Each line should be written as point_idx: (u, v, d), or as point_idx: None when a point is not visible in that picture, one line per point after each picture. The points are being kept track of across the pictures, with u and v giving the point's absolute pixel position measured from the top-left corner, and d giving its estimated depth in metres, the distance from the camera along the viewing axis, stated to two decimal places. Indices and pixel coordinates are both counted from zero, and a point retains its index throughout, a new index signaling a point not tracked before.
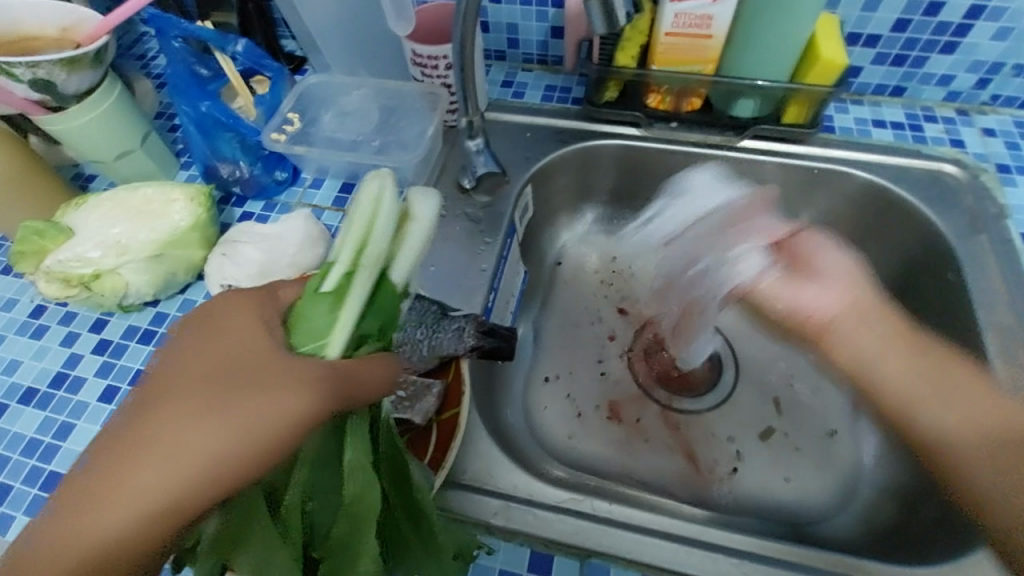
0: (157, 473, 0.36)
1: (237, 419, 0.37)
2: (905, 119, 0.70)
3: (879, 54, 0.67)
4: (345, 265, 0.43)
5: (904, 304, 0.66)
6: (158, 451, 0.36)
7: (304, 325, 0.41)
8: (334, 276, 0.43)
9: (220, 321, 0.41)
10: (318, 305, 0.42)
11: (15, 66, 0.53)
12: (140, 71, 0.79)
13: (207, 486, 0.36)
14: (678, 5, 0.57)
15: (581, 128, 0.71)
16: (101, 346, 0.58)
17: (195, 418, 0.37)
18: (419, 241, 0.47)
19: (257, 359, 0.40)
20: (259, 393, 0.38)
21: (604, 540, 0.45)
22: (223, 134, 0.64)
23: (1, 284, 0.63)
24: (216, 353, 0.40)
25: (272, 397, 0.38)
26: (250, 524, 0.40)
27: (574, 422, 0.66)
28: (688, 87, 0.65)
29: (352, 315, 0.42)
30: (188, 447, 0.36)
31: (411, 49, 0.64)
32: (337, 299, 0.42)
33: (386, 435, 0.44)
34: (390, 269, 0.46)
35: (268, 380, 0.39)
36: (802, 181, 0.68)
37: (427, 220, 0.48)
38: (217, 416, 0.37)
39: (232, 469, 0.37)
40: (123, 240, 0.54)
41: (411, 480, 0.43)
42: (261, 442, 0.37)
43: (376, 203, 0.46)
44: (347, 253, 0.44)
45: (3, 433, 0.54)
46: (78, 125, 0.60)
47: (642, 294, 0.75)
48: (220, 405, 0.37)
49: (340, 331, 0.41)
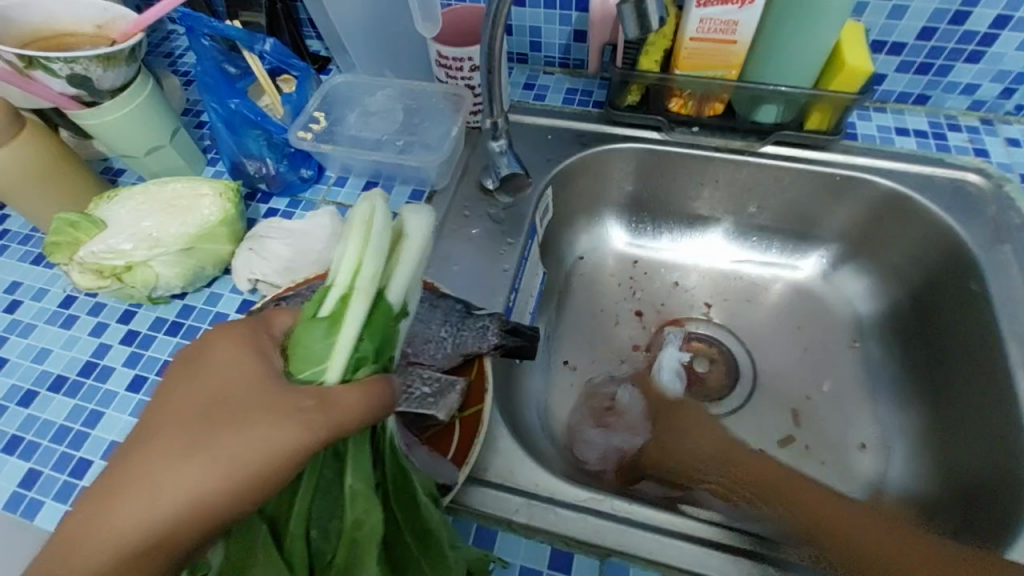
0: (133, 520, 0.31)
1: (225, 454, 0.32)
2: (928, 128, 0.70)
3: (904, 62, 0.67)
4: (341, 288, 0.40)
5: (925, 313, 0.65)
6: (138, 494, 0.31)
7: (301, 352, 0.38)
8: (329, 300, 0.39)
9: (213, 347, 0.37)
10: (313, 331, 0.38)
11: (54, 61, 0.54)
12: (168, 69, 0.81)
13: (194, 531, 0.31)
14: (703, 10, 0.57)
15: (602, 131, 0.72)
16: (129, 337, 0.59)
17: (179, 454, 0.32)
18: (418, 257, 0.44)
19: (249, 386, 0.35)
20: (251, 420, 0.33)
21: (623, 539, 0.46)
22: (250, 131, 0.65)
23: (34, 274, 0.64)
24: (207, 384, 0.35)
25: (265, 426, 0.33)
26: (242, 564, 0.35)
27: (591, 424, 0.66)
28: (711, 93, 0.66)
29: (351, 337, 0.38)
30: (171, 487, 0.31)
31: (436, 51, 0.65)
32: (334, 323, 0.38)
33: (391, 455, 0.41)
34: (386, 289, 0.42)
35: (261, 407, 0.34)
36: (823, 187, 0.69)
37: (421, 237, 0.45)
38: (203, 452, 0.32)
39: (220, 512, 0.32)
40: (155, 233, 0.56)
41: (417, 501, 0.40)
42: (251, 479, 0.32)
43: (367, 221, 0.42)
44: (342, 275, 0.40)
45: (34, 419, 0.55)
46: (112, 120, 0.61)
47: (659, 298, 0.76)
48: (208, 438, 0.33)
49: (339, 356, 0.37)
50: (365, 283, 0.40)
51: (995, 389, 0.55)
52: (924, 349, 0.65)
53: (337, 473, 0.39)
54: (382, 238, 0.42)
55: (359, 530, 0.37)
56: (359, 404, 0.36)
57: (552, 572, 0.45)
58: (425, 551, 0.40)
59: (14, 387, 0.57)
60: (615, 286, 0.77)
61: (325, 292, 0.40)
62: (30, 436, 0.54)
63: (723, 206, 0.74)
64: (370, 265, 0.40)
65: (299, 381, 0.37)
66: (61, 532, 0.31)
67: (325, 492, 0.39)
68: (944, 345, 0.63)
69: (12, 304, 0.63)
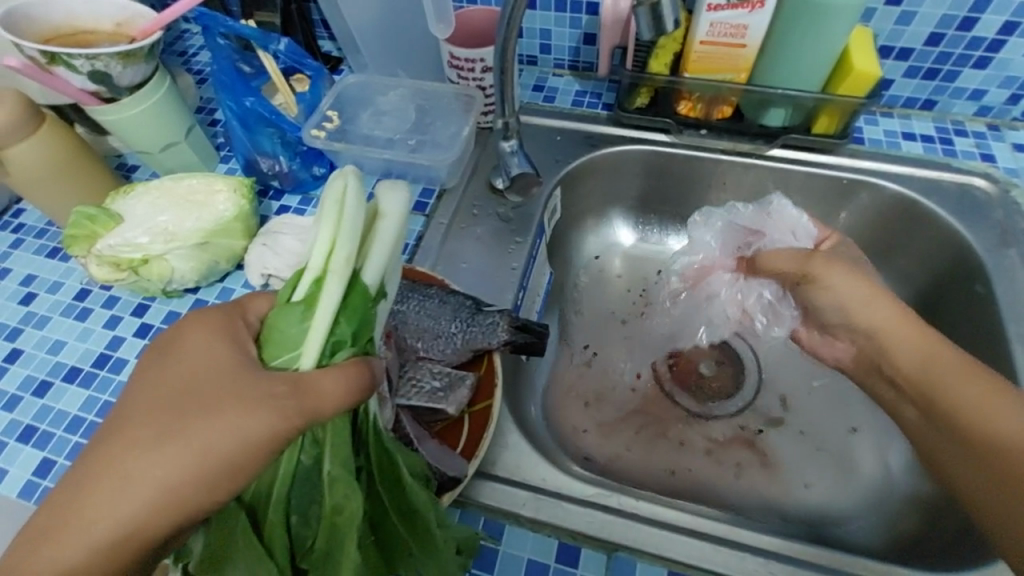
0: (110, 509, 0.32)
1: (194, 446, 0.33)
2: (935, 133, 0.71)
3: (911, 67, 0.68)
4: (314, 270, 0.39)
5: (931, 316, 0.66)
6: (120, 479, 0.32)
7: (276, 338, 0.38)
8: (303, 285, 0.39)
9: (178, 338, 0.37)
10: (288, 316, 0.38)
11: (76, 57, 0.56)
12: (182, 67, 0.82)
13: (172, 517, 0.33)
14: (714, 14, 0.58)
15: (611, 133, 0.73)
16: (143, 330, 0.60)
17: (148, 446, 0.33)
18: (394, 236, 0.42)
19: (216, 376, 0.35)
20: (221, 412, 0.34)
21: (630, 533, 0.46)
22: (264, 129, 0.66)
23: (49, 267, 0.65)
24: (176, 375, 0.35)
25: (234, 417, 0.34)
26: (222, 552, 0.36)
27: (596, 422, 0.67)
28: (720, 95, 0.66)
29: (325, 322, 0.37)
30: (144, 478, 0.32)
31: (449, 52, 0.66)
32: (307, 308, 0.38)
33: (372, 439, 0.41)
34: (361, 270, 0.41)
35: (231, 397, 0.34)
36: (830, 190, 0.69)
37: (398, 216, 0.43)
38: (173, 443, 0.33)
39: (194, 498, 0.33)
40: (171, 227, 0.56)
41: (402, 485, 0.40)
42: (223, 469, 0.33)
43: (340, 199, 0.41)
44: (315, 257, 0.39)
45: (48, 409, 0.56)
46: (129, 116, 0.62)
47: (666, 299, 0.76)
48: (178, 430, 0.33)
49: (313, 340, 0.37)
50: (339, 265, 0.39)
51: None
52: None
53: (316, 459, 0.39)
54: (356, 216, 0.40)
55: (338, 515, 0.37)
56: (336, 391, 0.36)
57: (558, 566, 0.45)
58: (411, 530, 0.41)
59: (29, 377, 0.58)
60: (622, 287, 0.77)
61: (300, 276, 0.40)
62: (45, 425, 0.55)
63: (730, 208, 0.75)
64: (344, 246, 0.39)
65: (273, 368, 0.37)
66: (44, 516, 0.33)
67: (304, 478, 0.39)
68: None
69: (28, 296, 0.64)
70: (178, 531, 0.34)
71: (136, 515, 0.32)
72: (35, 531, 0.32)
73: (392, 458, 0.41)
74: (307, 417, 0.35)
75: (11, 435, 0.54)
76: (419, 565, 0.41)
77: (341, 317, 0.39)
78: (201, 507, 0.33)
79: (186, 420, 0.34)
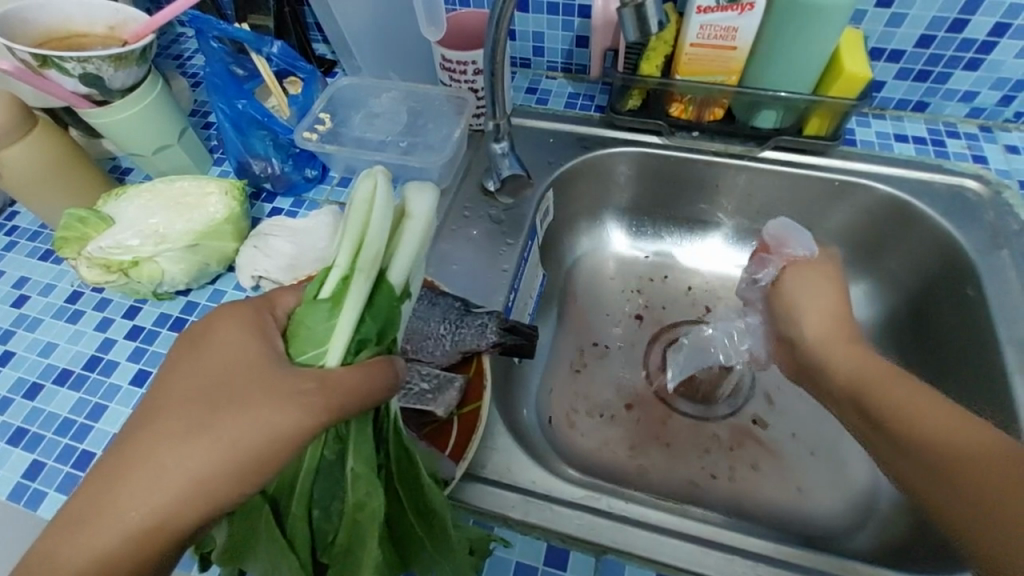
0: (138, 503, 0.32)
1: (224, 439, 0.33)
2: (927, 135, 0.71)
3: (903, 69, 0.68)
4: (343, 268, 0.40)
5: (923, 318, 0.66)
6: (148, 472, 0.32)
7: (304, 333, 0.38)
8: (331, 282, 0.39)
9: (208, 333, 0.37)
10: (316, 312, 0.38)
11: (67, 60, 0.56)
12: (176, 70, 0.82)
13: (198, 513, 0.33)
14: (703, 16, 0.58)
15: (602, 135, 0.73)
16: (134, 332, 0.60)
17: (179, 439, 0.33)
18: (421, 239, 0.43)
19: (245, 370, 0.36)
20: (250, 404, 0.34)
21: (619, 537, 0.46)
22: (256, 131, 0.67)
23: (41, 270, 0.66)
24: (207, 370, 0.36)
25: (263, 409, 0.34)
26: (249, 538, 0.37)
27: (589, 425, 0.66)
28: (711, 97, 0.66)
29: (352, 319, 0.38)
30: (175, 472, 0.33)
31: (440, 54, 0.66)
32: (336, 305, 0.38)
33: (394, 436, 0.42)
34: (388, 270, 0.42)
35: (260, 390, 0.35)
36: (823, 192, 0.69)
37: (425, 218, 0.44)
38: (206, 436, 0.33)
39: (218, 494, 0.33)
40: (162, 229, 0.57)
41: (420, 482, 0.41)
42: (247, 463, 0.33)
43: (372, 199, 0.41)
44: (344, 255, 0.40)
45: (38, 411, 0.56)
46: (122, 119, 0.62)
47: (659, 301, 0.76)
48: (205, 424, 0.34)
49: (339, 337, 0.38)
50: (366, 264, 0.39)
51: (993, 393, 0.55)
52: (923, 354, 0.65)
53: (339, 454, 0.40)
54: (385, 217, 0.41)
55: (360, 511, 0.38)
56: (361, 384, 0.36)
57: (547, 569, 0.45)
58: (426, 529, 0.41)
59: (20, 380, 0.58)
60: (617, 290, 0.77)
61: (327, 273, 0.40)
62: (34, 428, 0.55)
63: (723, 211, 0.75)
64: (372, 247, 0.40)
65: (300, 363, 0.38)
66: (71, 508, 0.33)
67: (327, 473, 0.39)
68: (942, 350, 0.63)
69: (20, 298, 0.64)
70: (203, 528, 0.34)
71: (166, 508, 0.32)
72: (62, 525, 0.32)
73: (412, 456, 0.41)
74: (336, 413, 0.35)
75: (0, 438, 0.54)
76: (431, 564, 0.41)
77: (366, 316, 0.40)
78: (222, 504, 0.33)
79: (214, 416, 0.34)
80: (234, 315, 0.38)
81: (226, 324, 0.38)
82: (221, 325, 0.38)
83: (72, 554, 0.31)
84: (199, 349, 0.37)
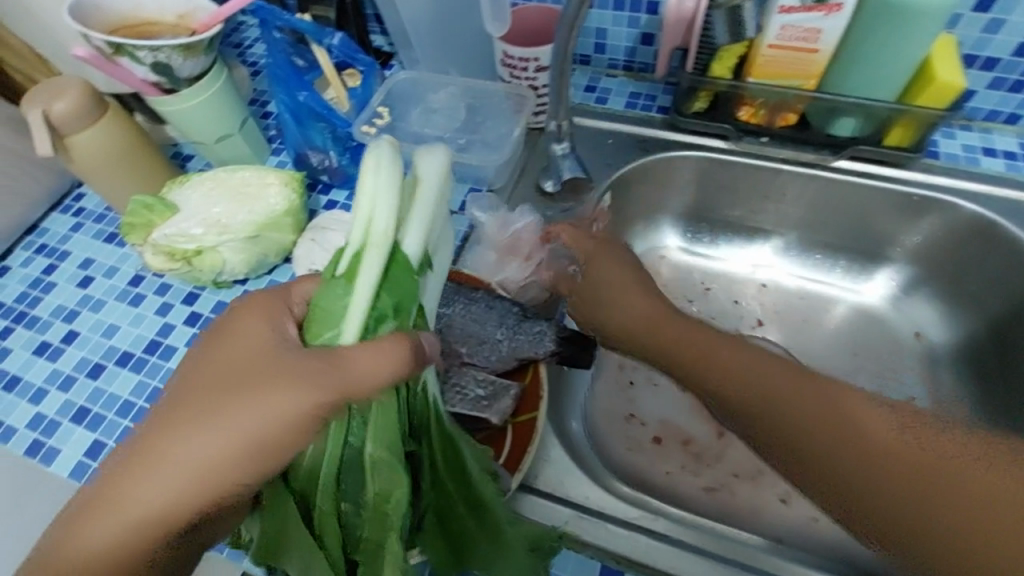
0: (150, 494, 0.32)
1: (242, 428, 0.33)
2: (1018, 149, 0.66)
3: (996, 79, 0.63)
4: (353, 243, 0.36)
5: (1004, 346, 0.61)
6: (160, 462, 0.33)
7: (318, 315, 0.36)
8: (342, 259, 0.36)
9: (226, 324, 0.37)
10: (331, 291, 0.36)
11: (139, 48, 0.57)
12: (237, 58, 0.83)
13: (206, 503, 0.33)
14: (786, 16, 0.55)
15: (663, 137, 0.70)
16: (192, 319, 0.61)
17: (193, 430, 0.33)
18: (433, 204, 0.40)
19: (253, 362, 0.35)
20: (268, 395, 0.33)
21: (674, 562, 0.44)
22: (315, 123, 0.66)
23: (106, 252, 0.67)
24: (221, 360, 0.35)
25: (283, 399, 0.33)
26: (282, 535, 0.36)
27: (637, 437, 0.65)
28: (785, 103, 0.63)
29: (366, 296, 0.35)
30: (196, 463, 0.33)
31: (502, 50, 0.65)
32: (349, 282, 0.36)
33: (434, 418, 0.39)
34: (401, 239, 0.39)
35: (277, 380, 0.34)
36: (900, 207, 0.65)
37: (436, 181, 0.40)
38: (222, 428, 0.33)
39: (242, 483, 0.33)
40: (224, 219, 0.57)
41: (468, 475, 0.39)
42: (258, 452, 0.33)
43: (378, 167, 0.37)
44: (354, 229, 0.37)
45: (101, 391, 0.57)
46: (188, 107, 0.63)
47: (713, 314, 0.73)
48: (215, 414, 0.33)
49: (353, 316, 0.35)
50: (378, 239, 0.36)
51: None
52: (1003, 386, 0.61)
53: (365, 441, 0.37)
54: (395, 186, 0.37)
55: (388, 504, 0.36)
56: (369, 368, 0.33)
57: None
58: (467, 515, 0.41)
59: (84, 359, 0.60)
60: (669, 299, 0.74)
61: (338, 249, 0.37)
62: (96, 408, 0.56)
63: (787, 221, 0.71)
64: (382, 216, 0.36)
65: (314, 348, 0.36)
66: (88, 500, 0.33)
67: (349, 466, 0.36)
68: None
69: (85, 279, 0.65)
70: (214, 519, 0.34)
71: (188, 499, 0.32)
72: (77, 515, 0.33)
73: (454, 444, 0.39)
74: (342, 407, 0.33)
75: (66, 415, 0.56)
76: (489, 561, 0.41)
77: (382, 291, 0.37)
78: (235, 493, 0.33)
79: (222, 407, 0.34)
80: (244, 306, 0.37)
81: (237, 317, 0.37)
82: (233, 319, 0.37)
83: (84, 544, 0.32)
84: (210, 346, 0.36)
